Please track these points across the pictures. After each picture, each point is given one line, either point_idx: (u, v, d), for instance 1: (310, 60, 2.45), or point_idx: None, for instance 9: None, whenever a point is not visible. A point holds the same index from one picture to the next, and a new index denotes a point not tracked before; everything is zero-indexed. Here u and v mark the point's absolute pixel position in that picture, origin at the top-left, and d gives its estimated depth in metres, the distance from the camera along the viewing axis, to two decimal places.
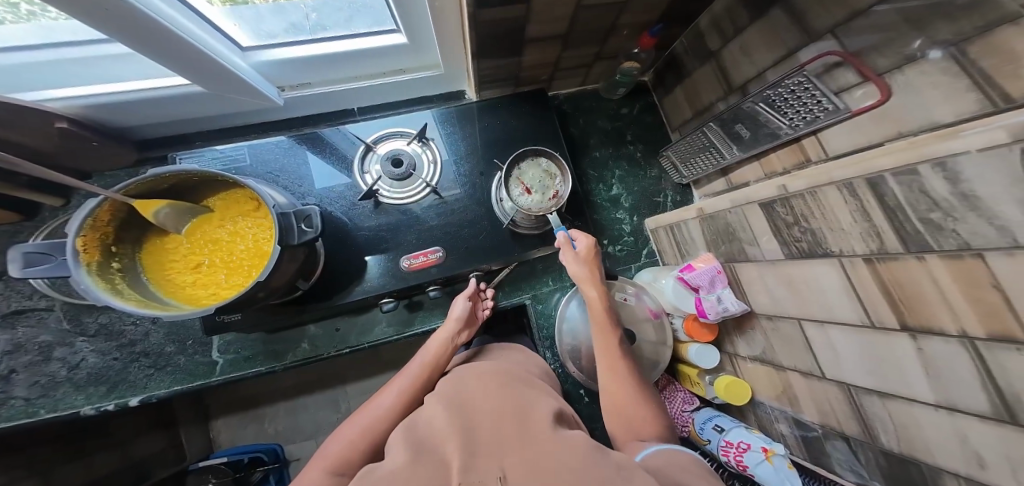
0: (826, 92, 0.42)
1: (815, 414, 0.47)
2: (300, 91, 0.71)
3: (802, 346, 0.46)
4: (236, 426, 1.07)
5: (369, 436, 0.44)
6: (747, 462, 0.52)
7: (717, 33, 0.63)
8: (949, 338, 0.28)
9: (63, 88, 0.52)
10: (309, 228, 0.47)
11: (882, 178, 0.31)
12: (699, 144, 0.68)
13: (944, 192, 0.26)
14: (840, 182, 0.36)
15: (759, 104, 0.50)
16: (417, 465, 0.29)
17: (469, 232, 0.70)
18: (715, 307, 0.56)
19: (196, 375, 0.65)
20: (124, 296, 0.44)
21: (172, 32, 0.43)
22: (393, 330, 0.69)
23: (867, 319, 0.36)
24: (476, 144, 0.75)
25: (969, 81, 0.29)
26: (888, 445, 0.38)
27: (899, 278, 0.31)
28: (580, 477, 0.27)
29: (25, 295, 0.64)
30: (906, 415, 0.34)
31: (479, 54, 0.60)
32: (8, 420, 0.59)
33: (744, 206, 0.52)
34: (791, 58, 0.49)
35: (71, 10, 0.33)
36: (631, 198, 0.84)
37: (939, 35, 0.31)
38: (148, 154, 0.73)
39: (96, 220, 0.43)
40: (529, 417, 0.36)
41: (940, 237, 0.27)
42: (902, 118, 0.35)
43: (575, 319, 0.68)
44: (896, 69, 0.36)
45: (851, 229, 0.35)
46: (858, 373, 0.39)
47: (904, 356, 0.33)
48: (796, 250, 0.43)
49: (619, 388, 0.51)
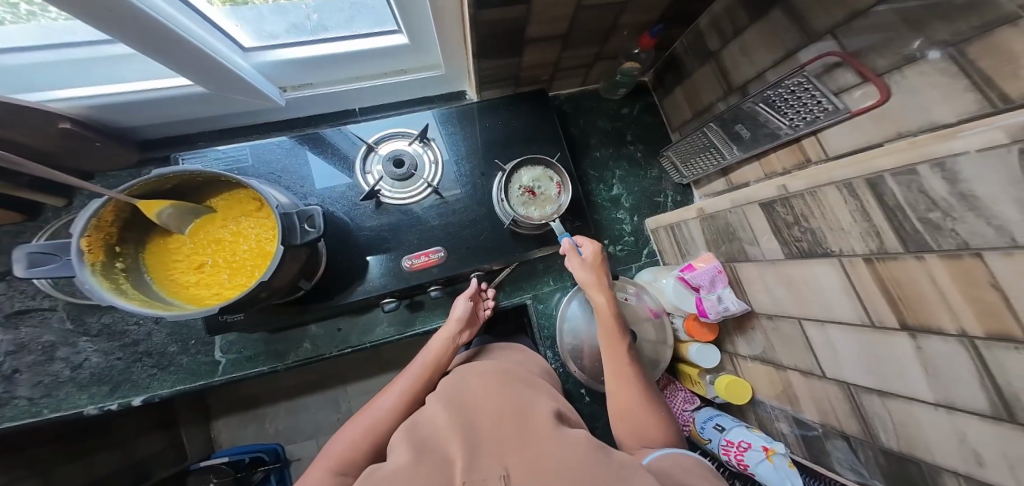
0: (825, 92, 0.42)
1: (815, 413, 0.48)
2: (301, 91, 0.71)
3: (803, 346, 0.46)
4: (237, 426, 1.07)
5: (371, 436, 0.44)
6: (747, 461, 0.52)
7: (717, 33, 0.64)
8: (948, 336, 0.28)
9: (66, 89, 0.53)
10: (312, 228, 0.47)
11: (881, 178, 0.31)
12: (699, 144, 0.68)
13: (942, 192, 0.26)
14: (840, 182, 0.36)
15: (759, 104, 0.50)
16: (420, 464, 0.29)
17: (470, 232, 0.70)
18: (715, 306, 0.56)
19: (198, 375, 0.65)
20: (128, 296, 0.44)
21: (173, 32, 0.43)
22: (394, 330, 0.70)
23: (867, 319, 0.36)
24: (477, 144, 0.75)
25: (968, 81, 0.29)
26: (888, 444, 0.38)
27: (899, 277, 0.32)
28: (581, 478, 0.27)
29: (28, 295, 0.64)
30: (906, 414, 0.35)
31: (480, 54, 0.60)
32: (12, 420, 0.59)
33: (744, 206, 0.52)
34: (790, 58, 0.50)
35: (74, 11, 0.33)
36: (631, 198, 0.84)
37: (938, 35, 0.31)
38: (150, 154, 0.72)
39: (100, 220, 0.43)
40: (529, 417, 0.36)
41: (939, 236, 0.27)
42: (902, 118, 0.35)
43: (576, 319, 0.68)
44: (895, 69, 0.36)
45: (851, 228, 0.35)
46: (857, 372, 0.39)
47: (904, 356, 0.33)
48: (796, 250, 0.44)
49: (626, 393, 0.51)
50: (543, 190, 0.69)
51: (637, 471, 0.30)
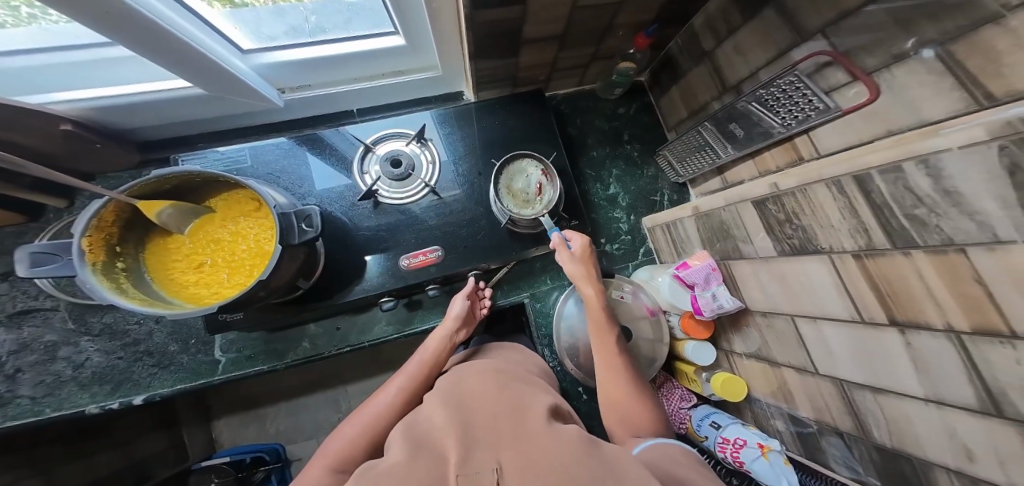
0: (817, 91, 0.43)
1: (810, 410, 0.48)
2: (299, 92, 0.72)
3: (796, 343, 0.47)
4: (238, 426, 1.08)
5: (369, 434, 0.45)
6: (743, 459, 0.52)
7: (711, 33, 0.64)
8: (936, 331, 0.28)
9: (68, 91, 0.53)
10: (309, 228, 0.47)
11: (868, 175, 0.31)
12: (694, 143, 0.69)
13: (927, 189, 0.26)
14: (829, 179, 0.36)
15: (752, 104, 0.51)
16: (416, 460, 0.30)
17: (468, 231, 0.71)
18: (710, 304, 0.56)
19: (198, 374, 0.66)
20: (128, 295, 0.44)
21: (168, 32, 0.43)
22: (393, 329, 0.70)
23: (858, 315, 0.36)
24: (474, 144, 0.76)
25: (954, 80, 0.29)
26: (881, 440, 0.38)
27: (887, 273, 0.32)
28: (574, 472, 0.28)
29: (31, 295, 0.65)
30: (898, 410, 0.35)
31: (476, 55, 0.60)
32: (15, 418, 0.60)
33: (738, 204, 0.52)
34: (783, 58, 0.50)
35: (77, 15, 0.34)
36: (628, 197, 0.84)
37: (925, 35, 0.32)
38: (150, 155, 0.73)
39: (101, 221, 0.44)
40: (526, 416, 0.37)
41: (925, 233, 0.28)
42: (891, 116, 0.36)
43: (573, 316, 0.68)
44: (884, 69, 0.36)
45: (840, 225, 0.36)
46: (849, 368, 0.40)
47: (894, 351, 0.33)
48: (788, 248, 0.44)
49: (615, 383, 0.51)
50: (529, 178, 0.69)
51: (632, 467, 0.31)
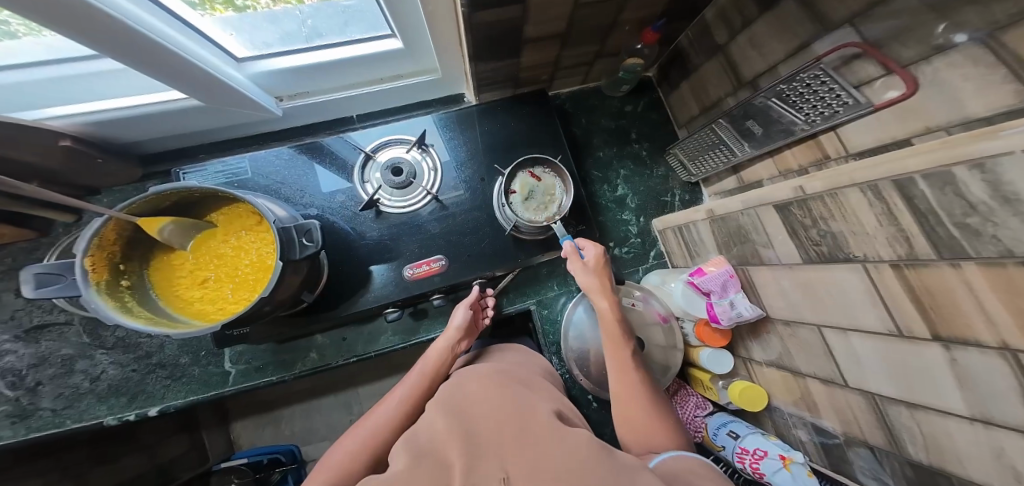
0: (845, 85, 0.40)
1: (837, 421, 0.45)
2: (296, 101, 0.71)
3: (822, 354, 0.44)
4: (254, 429, 1.09)
5: (370, 446, 0.43)
6: (763, 470, 0.51)
7: (725, 25, 0.61)
8: (987, 349, 0.25)
9: (61, 106, 0.53)
10: (310, 242, 0.47)
11: (910, 180, 0.29)
12: (708, 142, 0.65)
13: (981, 195, 0.23)
14: (863, 184, 0.33)
15: (771, 100, 0.47)
16: (416, 470, 0.29)
17: (472, 238, 0.69)
18: (727, 312, 0.54)
19: (210, 385, 0.66)
20: (134, 314, 0.44)
21: (150, 39, 0.41)
22: (399, 338, 0.69)
23: (894, 328, 0.34)
24: (478, 148, 0.74)
25: (1005, 70, 0.26)
26: (917, 457, 0.35)
27: (930, 284, 0.29)
28: (585, 479, 0.27)
29: (46, 309, 0.66)
30: (935, 426, 0.32)
31: (476, 56, 0.58)
32: (38, 430, 0.62)
33: (758, 207, 0.49)
34: (805, 50, 0.47)
35: (61, 30, 0.33)
36: (637, 198, 0.82)
37: (968, 22, 0.28)
38: (153, 169, 0.74)
39: (103, 239, 0.44)
40: (528, 417, 0.35)
41: (978, 244, 0.24)
42: (930, 113, 0.33)
43: (581, 323, 0.66)
44: (923, 60, 0.33)
45: (876, 232, 0.33)
46: (882, 381, 0.37)
47: (936, 367, 0.30)
48: (815, 254, 0.41)
49: (628, 396, 0.49)
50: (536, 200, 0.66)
51: (642, 472, 0.30)
